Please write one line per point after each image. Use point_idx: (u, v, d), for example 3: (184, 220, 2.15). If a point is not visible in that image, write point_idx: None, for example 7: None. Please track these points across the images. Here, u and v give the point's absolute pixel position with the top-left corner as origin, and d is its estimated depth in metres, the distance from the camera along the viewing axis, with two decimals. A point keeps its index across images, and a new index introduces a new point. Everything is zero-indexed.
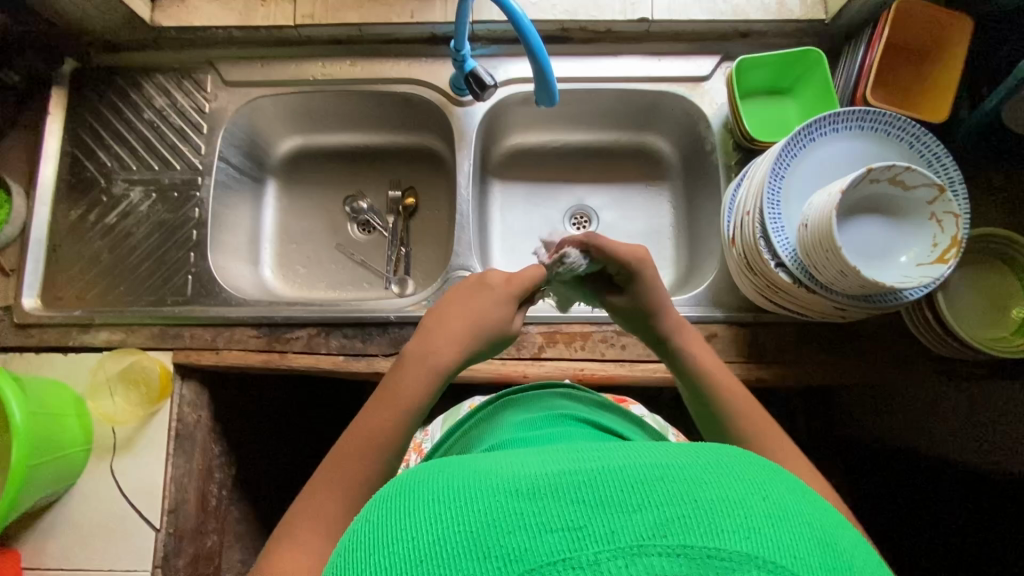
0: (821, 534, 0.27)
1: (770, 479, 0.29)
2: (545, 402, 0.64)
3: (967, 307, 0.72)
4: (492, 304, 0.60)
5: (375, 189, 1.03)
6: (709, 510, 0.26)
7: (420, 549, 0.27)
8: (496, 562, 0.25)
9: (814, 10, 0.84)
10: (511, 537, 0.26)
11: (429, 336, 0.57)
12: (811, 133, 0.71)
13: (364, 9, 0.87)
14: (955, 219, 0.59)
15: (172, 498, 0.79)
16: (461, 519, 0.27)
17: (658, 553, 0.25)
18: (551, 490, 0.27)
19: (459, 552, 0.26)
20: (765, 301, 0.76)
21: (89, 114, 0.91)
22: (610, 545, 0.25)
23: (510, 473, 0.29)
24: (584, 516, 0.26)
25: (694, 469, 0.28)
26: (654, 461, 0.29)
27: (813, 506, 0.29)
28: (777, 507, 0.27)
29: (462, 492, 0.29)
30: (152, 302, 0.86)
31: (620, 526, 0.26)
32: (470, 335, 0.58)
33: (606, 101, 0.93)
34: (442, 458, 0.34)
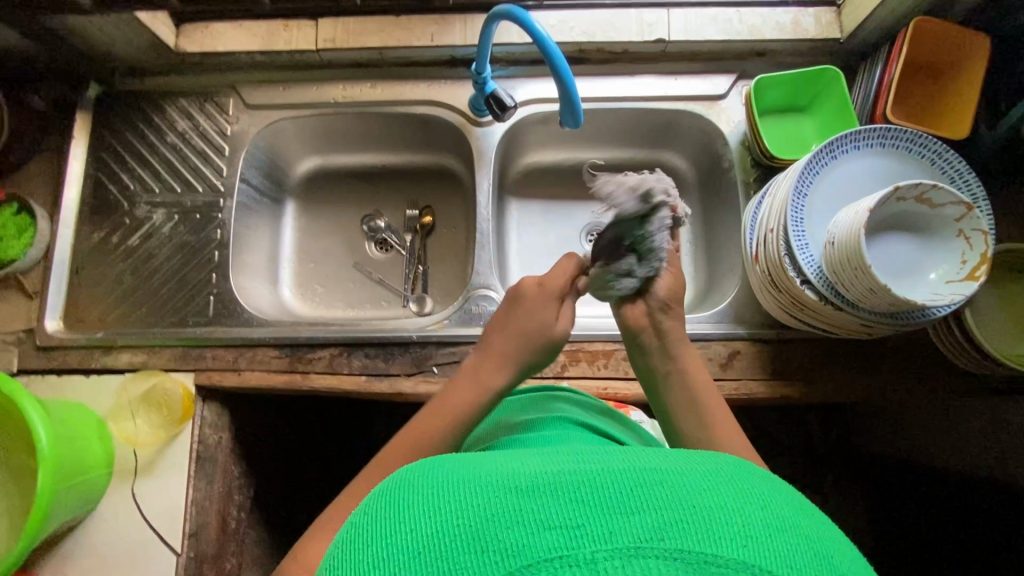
0: (817, 545, 0.28)
1: (769, 491, 0.30)
2: (544, 404, 0.65)
3: (994, 323, 0.72)
4: (536, 313, 0.62)
5: (392, 208, 1.03)
6: (705, 517, 0.27)
7: (420, 540, 0.28)
8: (495, 555, 0.26)
9: (829, 29, 0.85)
10: (510, 532, 0.27)
11: (481, 357, 0.61)
12: (833, 151, 0.71)
13: (384, 33, 0.88)
14: (984, 236, 0.59)
15: (194, 521, 0.78)
16: (463, 513, 0.29)
17: (656, 556, 0.25)
18: (551, 489, 0.29)
19: (460, 545, 0.27)
20: (790, 318, 0.76)
21: (112, 137, 0.92)
22: (607, 544, 0.26)
23: (510, 473, 0.31)
24: (582, 516, 0.27)
25: (692, 479, 0.29)
26: (652, 467, 0.30)
27: (811, 518, 0.30)
28: (773, 517, 0.28)
29: (465, 490, 0.30)
30: (174, 323, 0.86)
31: (617, 527, 0.26)
32: (515, 346, 0.61)
33: (624, 120, 0.93)
34: (446, 459, 0.35)
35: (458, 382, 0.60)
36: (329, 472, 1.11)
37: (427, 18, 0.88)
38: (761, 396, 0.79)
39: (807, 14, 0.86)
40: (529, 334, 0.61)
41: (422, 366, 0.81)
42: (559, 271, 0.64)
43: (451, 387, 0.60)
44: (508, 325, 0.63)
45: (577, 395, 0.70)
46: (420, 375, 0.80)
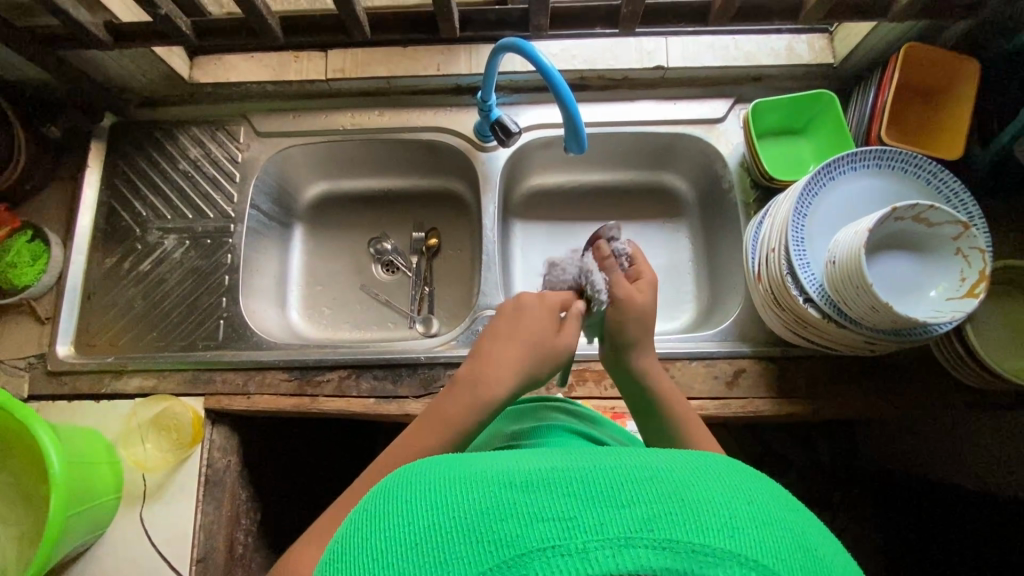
0: (802, 538, 0.29)
1: (756, 485, 0.31)
2: (539, 413, 0.66)
3: (998, 340, 0.73)
4: (542, 328, 0.59)
5: (399, 231, 1.05)
6: (696, 510, 0.27)
7: (416, 533, 0.29)
8: (490, 545, 0.27)
9: (822, 55, 0.88)
10: (505, 524, 0.28)
11: (481, 366, 0.56)
12: (830, 173, 0.73)
13: (392, 63, 0.91)
14: (982, 254, 0.60)
15: (201, 547, 0.78)
16: (460, 507, 0.29)
17: (645, 546, 0.26)
18: (545, 483, 0.29)
19: (456, 537, 0.28)
20: (793, 335, 0.77)
21: (125, 165, 0.95)
22: (598, 536, 0.27)
23: (507, 468, 0.32)
24: (575, 509, 0.28)
25: (684, 473, 0.30)
26: (645, 463, 0.31)
27: (797, 511, 0.31)
28: (761, 511, 0.29)
29: (461, 485, 0.31)
30: (184, 347, 0.87)
31: (609, 519, 0.27)
32: (526, 359, 0.57)
33: (625, 143, 0.96)
34: (444, 454, 0.36)
35: (460, 391, 0.55)
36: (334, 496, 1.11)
37: (434, 47, 0.91)
38: (767, 414, 0.79)
39: (800, 40, 0.89)
40: (542, 348, 0.58)
41: (429, 388, 0.82)
42: (559, 293, 0.62)
43: (455, 395, 0.55)
44: (516, 333, 0.58)
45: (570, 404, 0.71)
46: (428, 397, 0.81)
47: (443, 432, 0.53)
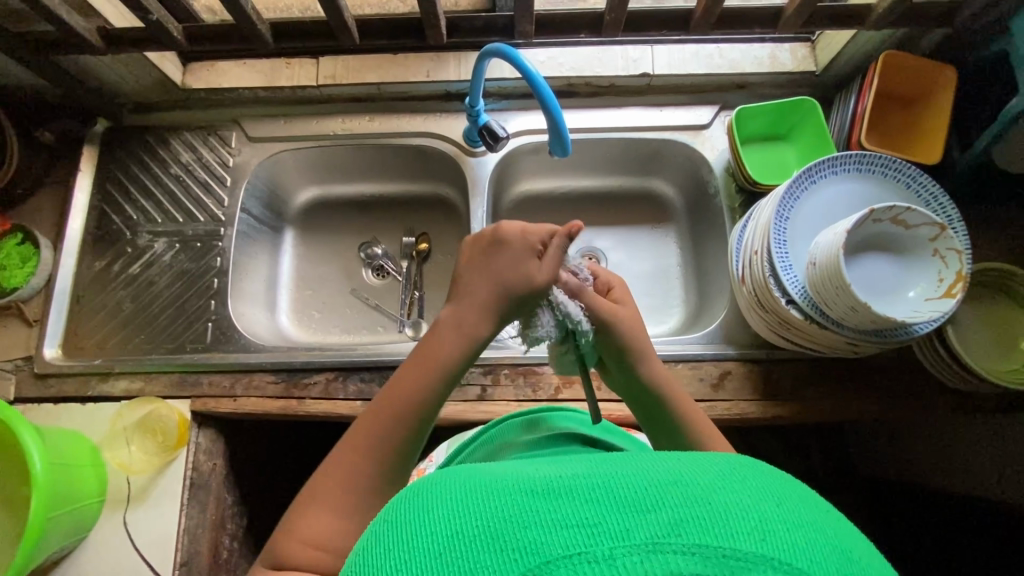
0: (832, 540, 0.28)
1: (783, 488, 0.31)
2: (549, 423, 0.67)
3: (978, 342, 0.74)
4: (516, 264, 0.53)
5: (389, 235, 1.06)
6: (722, 514, 0.27)
7: (441, 542, 0.29)
8: (514, 552, 0.27)
9: (805, 63, 0.90)
10: (529, 532, 0.28)
11: (458, 304, 0.54)
12: (812, 176, 0.74)
13: (383, 70, 0.92)
14: (958, 255, 0.61)
15: (184, 551, 0.77)
16: (481, 515, 0.29)
17: (675, 552, 0.26)
18: (567, 492, 0.29)
19: (479, 545, 0.28)
20: (776, 337, 0.77)
21: (117, 169, 0.95)
22: (624, 542, 0.26)
23: (529, 478, 0.32)
24: (598, 514, 0.28)
25: (707, 478, 0.30)
26: (667, 470, 0.31)
27: (826, 515, 0.30)
28: (790, 515, 0.29)
29: (482, 494, 0.31)
30: (172, 349, 0.87)
31: (635, 525, 0.27)
32: (500, 301, 0.53)
33: (613, 149, 0.97)
34: (465, 466, 0.36)
35: (437, 333, 0.53)
36: None
37: (423, 55, 0.93)
38: (753, 417, 0.80)
39: (783, 49, 0.91)
40: (515, 289, 0.53)
41: None
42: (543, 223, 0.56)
43: (431, 338, 0.53)
44: (493, 269, 0.54)
45: (577, 414, 0.71)
46: None
47: (425, 378, 0.52)
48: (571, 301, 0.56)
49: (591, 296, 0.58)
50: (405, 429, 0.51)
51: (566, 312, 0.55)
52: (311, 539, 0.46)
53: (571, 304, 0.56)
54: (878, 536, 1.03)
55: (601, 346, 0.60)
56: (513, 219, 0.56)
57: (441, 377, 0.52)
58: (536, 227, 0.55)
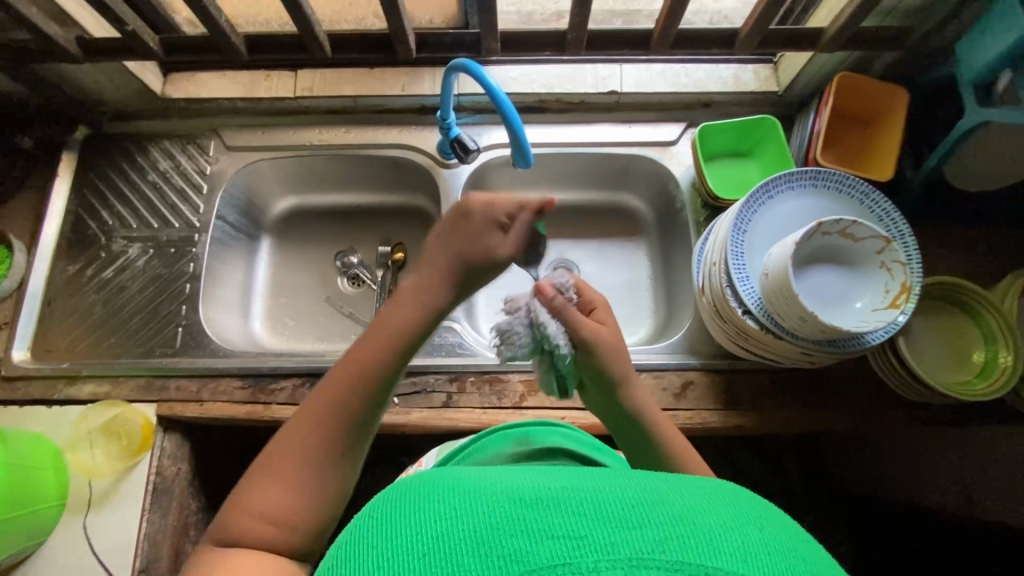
0: (814, 569, 0.29)
1: (767, 516, 0.32)
2: (542, 437, 0.67)
3: (930, 354, 0.75)
4: (478, 238, 0.54)
5: (366, 244, 1.07)
6: (707, 535, 0.28)
7: (424, 543, 0.30)
8: (499, 559, 0.27)
9: (767, 83, 0.93)
10: (515, 541, 0.28)
11: (419, 275, 0.54)
12: (769, 192, 0.76)
13: (359, 83, 0.95)
14: (902, 267, 0.64)
15: (144, 557, 0.76)
16: (468, 520, 0.30)
17: (657, 568, 0.26)
18: (555, 505, 0.30)
19: (464, 550, 0.28)
20: (735, 346, 0.79)
21: (95, 175, 0.97)
22: (608, 556, 0.27)
23: (515, 488, 0.32)
24: (585, 527, 0.28)
25: (693, 501, 0.31)
26: (653, 489, 0.31)
27: (806, 544, 0.31)
28: (773, 540, 0.29)
29: (470, 501, 0.32)
30: (141, 353, 0.87)
31: (620, 540, 0.27)
32: (455, 271, 0.54)
33: (584, 164, 0.99)
34: (452, 473, 0.37)
35: (396, 304, 0.53)
36: None
37: (399, 69, 0.95)
38: (715, 426, 0.81)
39: (746, 70, 0.94)
40: (471, 261, 0.54)
41: None
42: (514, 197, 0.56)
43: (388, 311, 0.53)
44: (452, 239, 0.55)
45: (566, 427, 0.72)
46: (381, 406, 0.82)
47: (380, 353, 0.51)
48: (552, 322, 0.59)
49: (573, 317, 0.62)
50: (358, 406, 0.50)
51: (547, 331, 0.59)
52: (259, 514, 0.46)
53: (552, 325, 0.59)
54: (849, 551, 1.03)
55: (581, 365, 0.64)
56: (480, 192, 0.56)
57: (397, 349, 0.51)
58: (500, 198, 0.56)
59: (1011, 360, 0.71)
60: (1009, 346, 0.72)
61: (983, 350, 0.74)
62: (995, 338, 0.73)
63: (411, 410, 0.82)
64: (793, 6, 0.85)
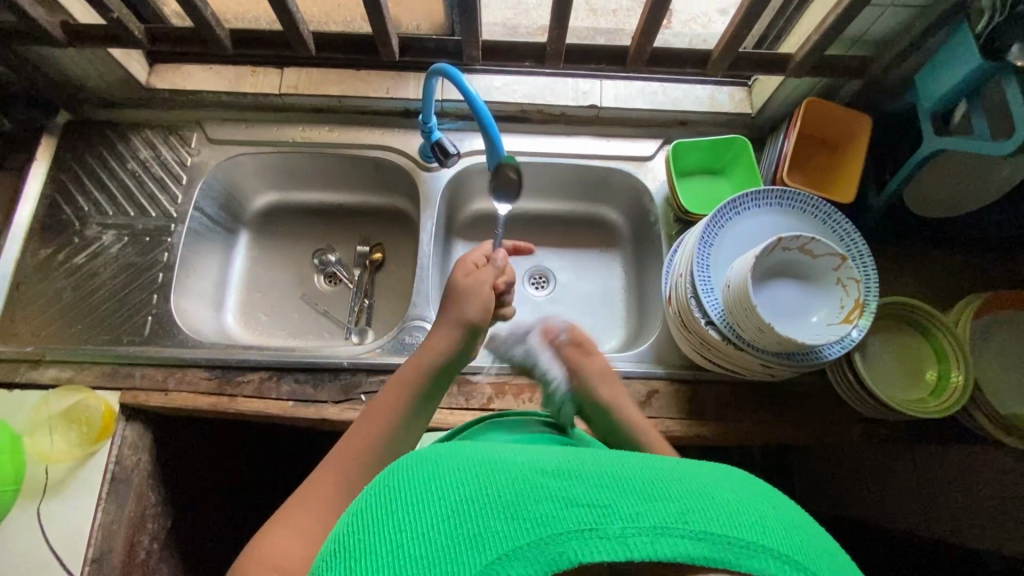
0: (818, 540, 0.33)
1: (775, 493, 0.35)
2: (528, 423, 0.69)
3: (885, 371, 0.78)
4: (474, 285, 0.70)
5: (344, 244, 1.08)
6: (724, 508, 0.31)
7: (448, 507, 0.31)
8: (528, 522, 0.29)
9: (741, 104, 0.96)
10: (541, 506, 0.30)
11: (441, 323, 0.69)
12: (735, 208, 0.79)
13: (344, 84, 0.96)
14: (857, 284, 0.67)
15: (98, 546, 0.75)
16: (491, 486, 0.32)
17: (683, 535, 0.29)
18: (578, 476, 0.32)
19: (492, 513, 0.30)
20: (703, 359, 0.80)
21: (73, 161, 0.97)
22: (635, 523, 0.29)
23: (534, 461, 0.34)
24: (609, 498, 0.30)
25: (710, 478, 0.33)
26: (671, 466, 0.34)
27: (808, 516, 0.35)
28: (783, 514, 0.33)
29: (491, 470, 0.33)
30: (108, 341, 0.86)
31: (644, 510, 0.30)
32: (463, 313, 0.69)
33: (562, 174, 1.01)
34: (466, 445, 0.39)
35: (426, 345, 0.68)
36: (254, 511, 1.08)
37: (385, 73, 0.97)
38: (679, 435, 0.82)
39: (722, 91, 0.97)
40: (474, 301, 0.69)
41: (349, 394, 0.82)
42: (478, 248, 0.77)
43: (413, 356, 0.68)
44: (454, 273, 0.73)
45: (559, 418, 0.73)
46: (347, 402, 0.82)
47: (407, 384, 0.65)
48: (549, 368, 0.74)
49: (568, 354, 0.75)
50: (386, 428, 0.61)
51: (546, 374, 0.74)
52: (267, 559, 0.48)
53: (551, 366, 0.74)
54: None
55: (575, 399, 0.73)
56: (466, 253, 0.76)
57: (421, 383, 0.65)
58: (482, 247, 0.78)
59: (961, 379, 0.73)
60: (961, 365, 0.74)
61: (936, 368, 0.77)
62: (946, 356, 0.76)
63: None
64: (767, 32, 0.89)
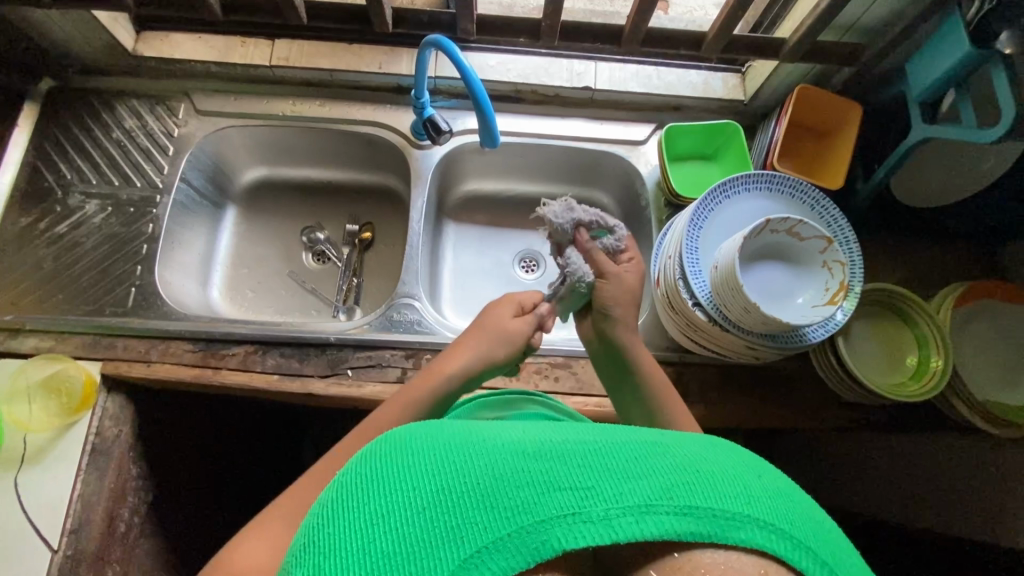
0: (804, 508, 0.32)
1: (760, 463, 0.34)
2: (514, 403, 0.73)
3: (867, 356, 0.79)
4: (519, 328, 0.70)
5: (333, 222, 1.07)
6: (710, 481, 0.30)
7: (423, 497, 0.30)
8: (508, 511, 0.28)
9: (734, 91, 0.96)
10: (521, 492, 0.29)
11: (462, 347, 0.68)
12: (725, 191, 0.79)
13: (336, 57, 0.95)
14: (842, 266, 0.68)
15: (76, 518, 0.74)
16: (469, 474, 0.30)
17: (667, 512, 0.29)
18: (558, 457, 0.31)
19: (469, 503, 0.29)
20: (689, 341, 0.80)
21: (56, 128, 0.94)
22: (619, 503, 0.29)
23: (513, 441, 0.33)
24: (592, 478, 0.30)
25: (693, 451, 0.33)
26: (653, 442, 0.33)
27: (794, 485, 0.34)
28: (767, 481, 0.32)
29: (466, 455, 0.32)
30: (89, 311, 0.85)
31: (628, 489, 0.29)
32: (495, 348, 0.68)
33: (554, 156, 1.01)
34: (440, 426, 0.37)
35: (438, 363, 0.67)
36: (235, 489, 1.07)
37: (378, 48, 0.96)
38: None
39: (716, 77, 0.97)
40: (509, 340, 0.69)
41: (336, 369, 0.82)
42: (532, 291, 0.74)
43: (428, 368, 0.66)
44: (510, 331, 0.69)
45: (541, 398, 0.77)
46: (333, 377, 0.81)
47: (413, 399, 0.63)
48: (572, 251, 0.70)
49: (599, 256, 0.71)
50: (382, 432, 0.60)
51: (564, 254, 0.71)
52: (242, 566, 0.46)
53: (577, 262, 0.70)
54: None
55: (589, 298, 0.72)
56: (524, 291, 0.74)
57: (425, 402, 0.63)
58: (522, 294, 0.73)
59: (941, 364, 0.74)
60: (940, 350, 0.75)
61: (916, 354, 0.78)
62: (927, 343, 0.77)
63: (364, 384, 0.81)
64: (761, 19, 0.89)
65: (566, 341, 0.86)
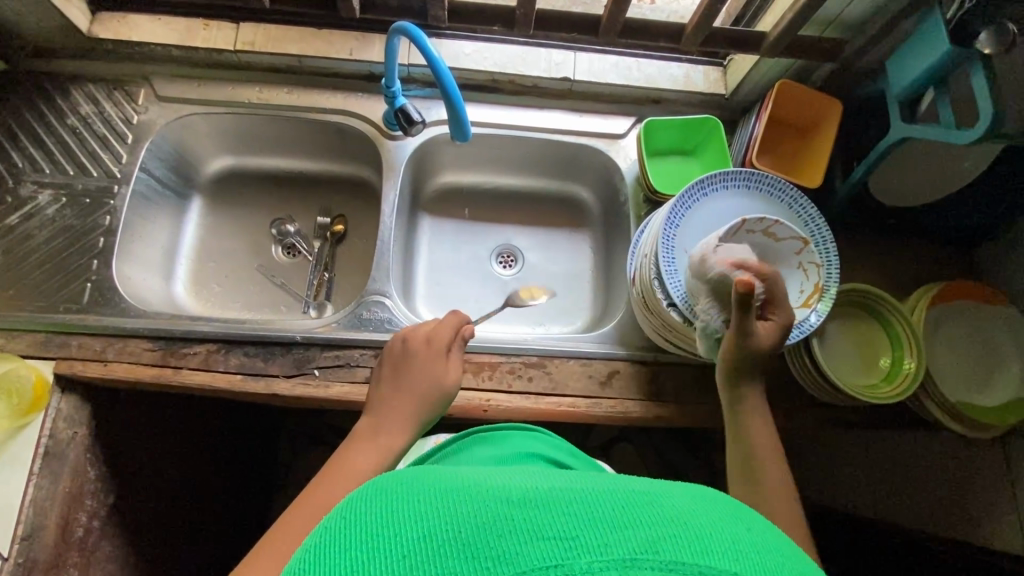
0: (797, 565, 0.28)
1: (748, 514, 0.31)
2: (512, 440, 0.69)
3: (842, 357, 0.79)
4: (452, 365, 0.67)
5: (304, 214, 1.04)
6: (698, 535, 0.27)
7: (404, 545, 0.27)
8: (489, 561, 0.25)
9: (715, 85, 0.94)
10: (502, 540, 0.26)
11: (398, 410, 0.62)
12: (703, 188, 0.77)
13: (304, 43, 0.91)
14: (817, 268, 0.69)
15: (28, 524, 0.71)
16: (452, 520, 0.28)
17: (650, 568, 0.25)
18: (543, 503, 0.28)
19: (451, 553, 0.26)
20: (665, 342, 0.79)
21: (6, 113, 0.89)
22: (603, 556, 0.25)
23: (499, 485, 0.30)
24: (577, 527, 0.26)
25: (681, 500, 0.30)
26: (638, 489, 0.30)
27: (782, 537, 0.31)
28: (757, 536, 0.29)
29: (451, 500, 0.29)
30: (43, 308, 0.81)
31: (613, 540, 0.26)
32: (437, 397, 0.64)
33: (532, 149, 0.98)
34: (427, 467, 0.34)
35: (374, 432, 0.60)
36: (203, 486, 1.04)
37: (348, 33, 0.92)
38: (637, 416, 0.80)
39: (697, 71, 0.95)
40: (448, 383, 0.65)
41: (302, 368, 0.79)
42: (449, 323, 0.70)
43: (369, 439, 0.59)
44: (449, 375, 0.66)
45: (550, 437, 0.72)
46: (299, 377, 0.79)
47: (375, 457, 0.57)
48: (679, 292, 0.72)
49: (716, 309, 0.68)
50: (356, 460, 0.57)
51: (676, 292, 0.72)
52: None
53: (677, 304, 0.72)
54: None
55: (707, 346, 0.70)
56: (443, 323, 0.69)
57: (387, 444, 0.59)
58: (444, 328, 0.69)
59: (914, 367, 0.75)
60: (914, 352, 0.76)
61: (889, 355, 0.78)
62: (901, 344, 0.77)
63: (332, 384, 0.79)
64: (743, 12, 0.87)
65: (540, 340, 0.84)
